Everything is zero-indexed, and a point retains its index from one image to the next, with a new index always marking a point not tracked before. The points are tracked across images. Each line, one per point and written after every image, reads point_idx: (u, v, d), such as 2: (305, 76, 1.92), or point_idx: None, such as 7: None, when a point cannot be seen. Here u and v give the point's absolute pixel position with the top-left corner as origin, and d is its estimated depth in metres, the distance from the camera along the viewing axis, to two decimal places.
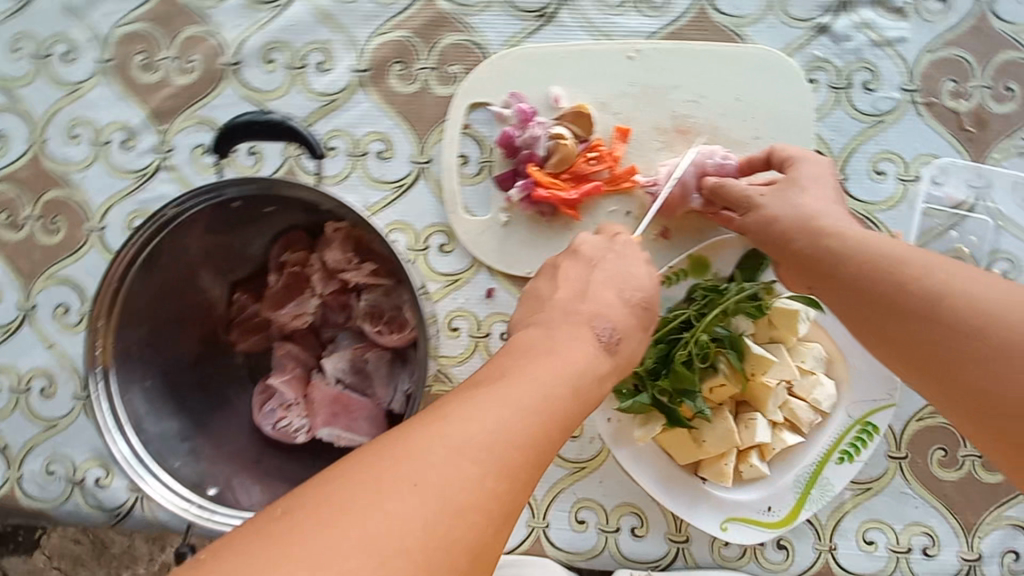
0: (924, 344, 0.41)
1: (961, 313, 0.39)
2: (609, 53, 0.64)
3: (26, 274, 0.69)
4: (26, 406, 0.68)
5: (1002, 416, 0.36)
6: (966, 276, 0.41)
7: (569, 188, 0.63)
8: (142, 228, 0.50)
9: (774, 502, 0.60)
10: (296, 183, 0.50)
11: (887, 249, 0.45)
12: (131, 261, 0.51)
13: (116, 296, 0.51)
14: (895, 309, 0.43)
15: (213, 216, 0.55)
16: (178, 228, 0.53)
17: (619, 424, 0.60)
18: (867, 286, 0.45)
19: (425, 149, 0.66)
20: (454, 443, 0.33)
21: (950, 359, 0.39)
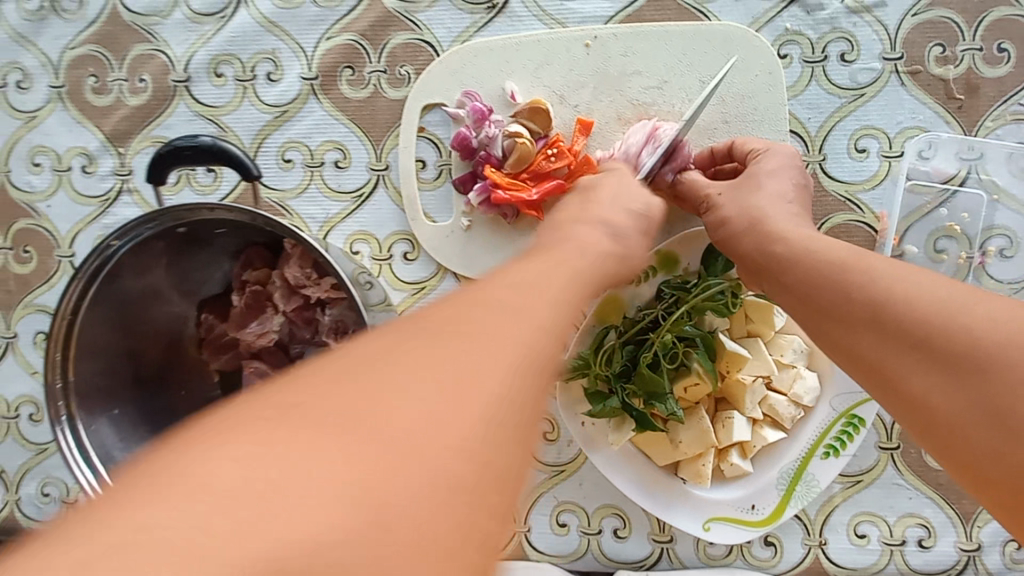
0: (871, 356, 0.37)
1: (900, 318, 0.36)
2: (565, 42, 0.61)
3: (4, 304, 0.70)
4: (17, 432, 0.69)
5: (958, 439, 0.32)
6: (910, 277, 0.38)
7: (530, 187, 0.60)
8: (86, 262, 0.50)
9: (757, 500, 0.58)
10: (234, 207, 0.49)
11: (830, 251, 0.43)
12: (83, 293, 0.51)
13: (71, 330, 0.51)
14: (836, 316, 0.40)
15: (165, 242, 0.54)
16: (129, 258, 0.53)
17: (593, 429, 0.59)
18: (810, 292, 0.42)
19: (382, 155, 0.65)
20: (465, 372, 0.25)
21: (897, 370, 0.36)
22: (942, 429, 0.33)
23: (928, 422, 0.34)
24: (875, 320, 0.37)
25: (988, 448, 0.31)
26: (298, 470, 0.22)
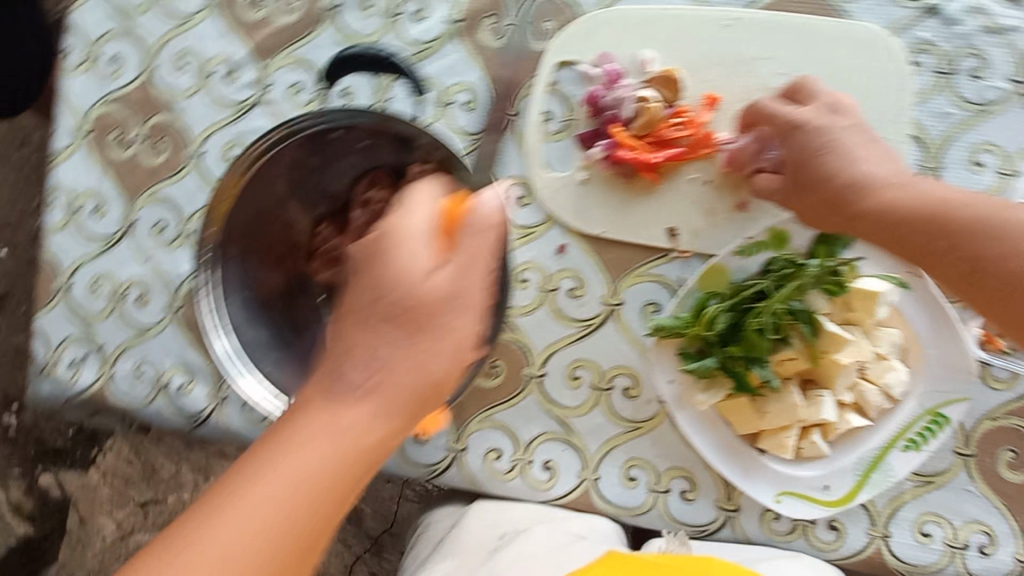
0: (948, 262, 0.49)
1: (986, 240, 0.47)
2: (705, 20, 0.64)
3: (130, 191, 0.74)
4: (123, 311, 0.74)
5: None
6: (969, 205, 0.49)
7: (650, 151, 0.62)
8: (249, 150, 0.57)
9: (831, 481, 0.60)
10: (391, 116, 0.54)
11: (968, 209, 0.49)
12: (238, 179, 0.59)
13: (221, 208, 0.60)
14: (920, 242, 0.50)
15: (314, 144, 0.60)
16: (283, 153, 0.60)
17: (682, 387, 0.61)
18: (896, 223, 0.51)
19: (510, 103, 0.67)
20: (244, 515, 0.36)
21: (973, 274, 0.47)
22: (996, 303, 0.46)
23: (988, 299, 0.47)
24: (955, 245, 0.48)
25: None
26: (232, 531, 0.35)
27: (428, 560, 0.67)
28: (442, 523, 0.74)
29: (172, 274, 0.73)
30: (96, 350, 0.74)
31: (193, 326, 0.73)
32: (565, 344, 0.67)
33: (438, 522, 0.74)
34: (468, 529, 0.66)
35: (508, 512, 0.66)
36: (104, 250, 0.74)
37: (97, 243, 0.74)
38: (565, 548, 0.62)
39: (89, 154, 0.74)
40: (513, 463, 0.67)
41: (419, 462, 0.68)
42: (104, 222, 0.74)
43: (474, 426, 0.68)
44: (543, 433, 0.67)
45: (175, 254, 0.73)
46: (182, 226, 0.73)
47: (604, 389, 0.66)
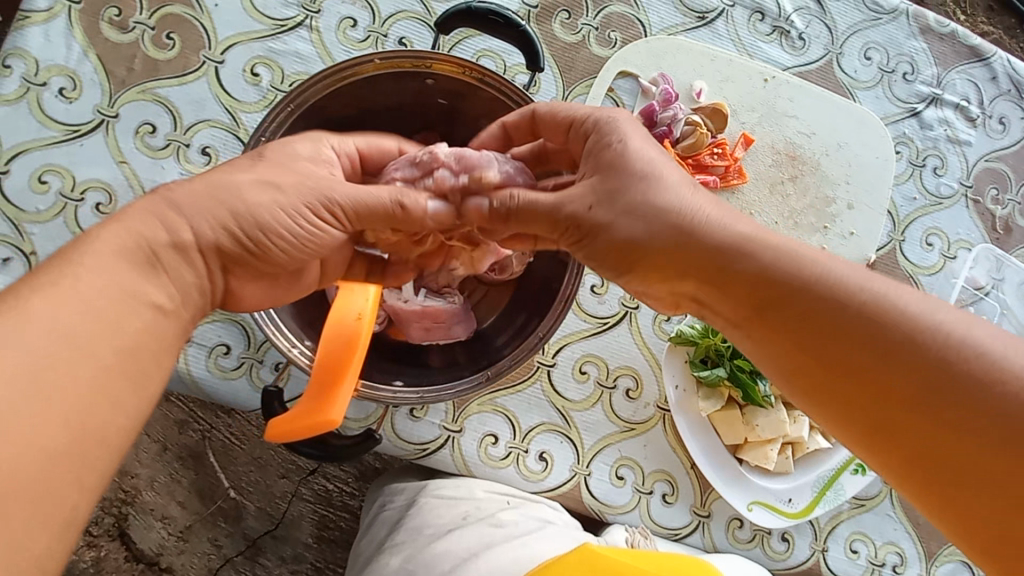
0: (835, 355, 0.36)
1: (837, 294, 0.36)
2: (750, 71, 0.72)
3: (117, 80, 0.63)
4: (73, 216, 0.61)
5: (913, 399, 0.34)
6: (810, 290, 0.36)
7: (691, 172, 0.67)
8: (343, 66, 0.50)
9: (794, 495, 0.67)
10: (510, 85, 0.52)
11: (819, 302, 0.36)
12: (314, 100, 0.51)
13: (285, 121, 0.50)
14: (846, 343, 0.35)
15: (398, 87, 0.55)
16: (365, 86, 0.53)
17: (684, 393, 0.66)
18: (867, 325, 0.35)
19: (568, 97, 0.68)
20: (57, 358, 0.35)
21: (872, 372, 0.35)
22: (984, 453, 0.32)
23: (914, 428, 0.34)
24: (904, 365, 0.34)
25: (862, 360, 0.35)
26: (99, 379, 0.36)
27: (383, 545, 0.60)
28: (398, 502, 0.65)
29: (150, 186, 0.62)
30: (23, 255, 0.59)
31: None
32: (578, 338, 0.68)
33: (393, 500, 0.65)
34: (431, 505, 0.61)
35: (477, 491, 0.63)
36: (66, 139, 0.61)
37: (57, 129, 0.61)
38: (533, 534, 0.59)
39: (74, 27, 0.63)
40: (509, 449, 0.65)
41: (409, 439, 0.64)
42: (74, 108, 0.62)
43: (474, 407, 0.65)
44: (542, 422, 0.66)
45: (161, 165, 0.63)
46: (177, 135, 0.63)
47: (608, 386, 0.68)
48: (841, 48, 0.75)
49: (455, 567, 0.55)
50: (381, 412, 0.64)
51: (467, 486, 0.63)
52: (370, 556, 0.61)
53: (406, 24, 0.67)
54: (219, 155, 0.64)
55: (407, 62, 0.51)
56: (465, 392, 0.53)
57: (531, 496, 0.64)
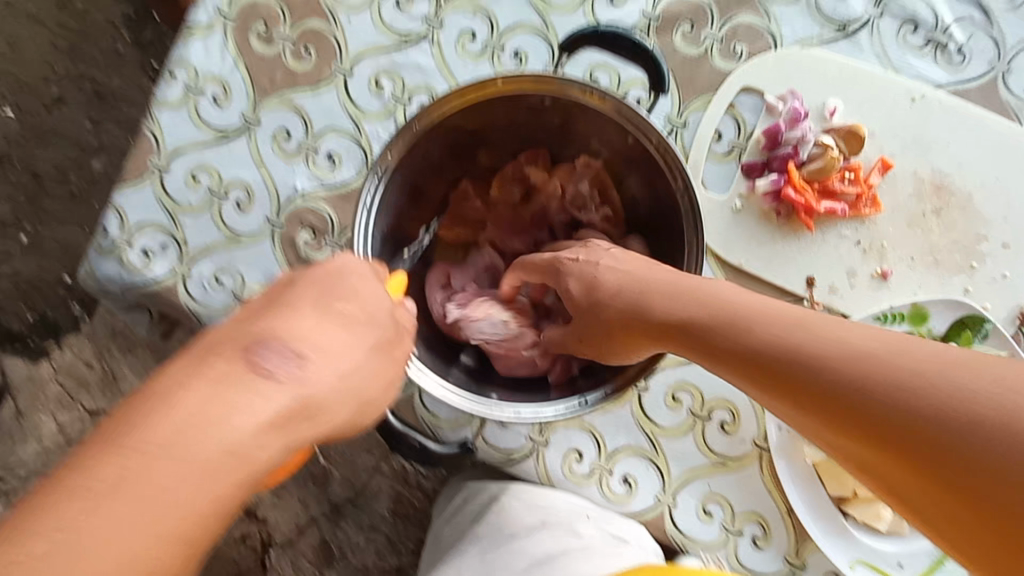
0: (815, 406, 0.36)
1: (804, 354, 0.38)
2: (895, 89, 0.65)
3: (261, 89, 0.69)
4: (218, 211, 0.68)
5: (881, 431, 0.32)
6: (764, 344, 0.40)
7: (816, 199, 0.63)
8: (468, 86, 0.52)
9: (906, 560, 0.61)
10: (630, 107, 0.51)
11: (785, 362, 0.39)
12: (437, 119, 0.54)
13: (410, 138, 0.54)
14: (815, 405, 0.36)
15: (517, 105, 0.56)
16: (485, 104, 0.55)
17: (788, 436, 0.63)
18: (823, 389, 0.35)
19: (684, 113, 0.65)
20: None
21: (845, 417, 0.34)
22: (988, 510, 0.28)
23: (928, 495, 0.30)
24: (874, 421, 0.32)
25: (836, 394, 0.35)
26: None
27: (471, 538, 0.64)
28: (480, 498, 0.67)
29: (283, 188, 0.68)
30: (176, 244, 0.68)
31: (289, 245, 0.67)
32: (674, 364, 0.65)
33: (476, 495, 0.68)
34: (511, 508, 0.63)
35: (560, 503, 0.63)
36: (216, 142, 0.69)
37: (208, 132, 0.69)
38: (608, 551, 0.59)
39: (228, 40, 0.69)
40: (593, 469, 0.65)
41: (496, 446, 0.66)
42: (223, 114, 0.69)
43: (562, 422, 0.66)
44: (628, 446, 0.65)
45: (293, 169, 0.68)
46: (308, 141, 0.68)
47: (702, 418, 0.65)
48: (1010, 65, 0.65)
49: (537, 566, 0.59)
50: (471, 418, 0.66)
51: (546, 496, 0.64)
52: (454, 545, 0.65)
53: (524, 37, 0.67)
54: (343, 161, 0.68)
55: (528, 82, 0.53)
56: (555, 419, 0.52)
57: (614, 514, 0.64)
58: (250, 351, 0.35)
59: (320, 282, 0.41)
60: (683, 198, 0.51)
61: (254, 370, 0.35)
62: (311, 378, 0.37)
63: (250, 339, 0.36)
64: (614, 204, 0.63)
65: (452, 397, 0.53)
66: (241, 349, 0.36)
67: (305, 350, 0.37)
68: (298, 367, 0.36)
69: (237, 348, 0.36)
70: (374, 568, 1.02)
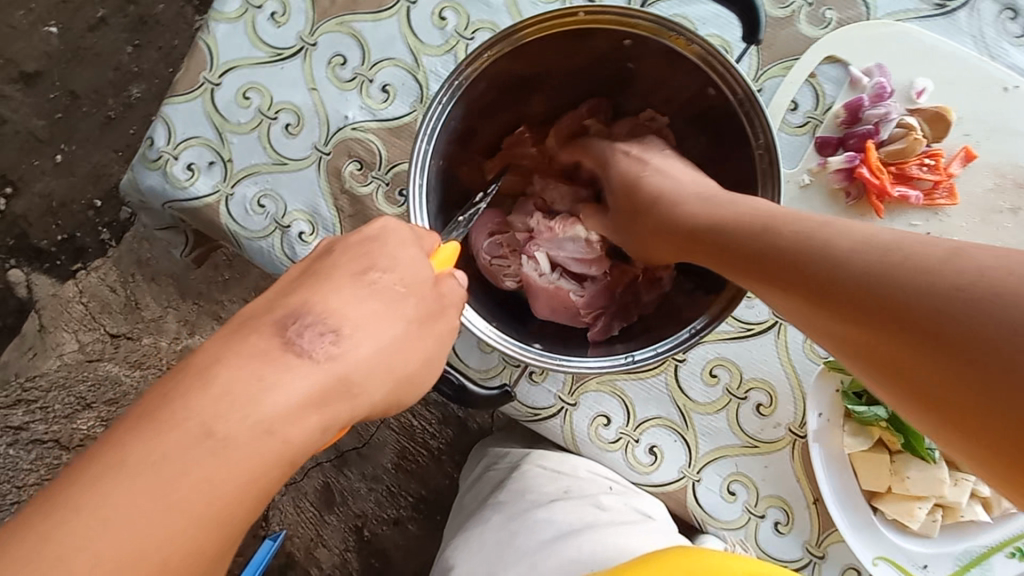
0: (801, 283, 0.38)
1: (799, 237, 0.39)
2: (990, 74, 0.60)
3: (320, 11, 0.66)
4: (266, 133, 0.66)
5: (872, 300, 0.33)
6: (761, 229, 0.42)
7: (890, 182, 0.59)
8: (549, 14, 0.50)
9: (932, 562, 0.59)
10: (717, 54, 0.48)
11: (779, 241, 0.41)
12: (509, 49, 0.52)
13: (481, 67, 0.52)
14: (835, 299, 0.35)
15: (593, 44, 0.54)
16: (561, 39, 0.53)
17: (827, 423, 0.61)
18: (845, 283, 0.35)
19: (760, 78, 0.62)
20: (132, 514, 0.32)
21: (837, 295, 0.35)
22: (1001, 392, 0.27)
23: (913, 352, 0.31)
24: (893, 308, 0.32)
25: (827, 272, 0.36)
26: None
27: (488, 501, 0.64)
28: (502, 465, 0.68)
29: (334, 115, 0.66)
30: (221, 161, 0.66)
31: (335, 175, 0.66)
32: (715, 339, 0.63)
33: (499, 462, 0.69)
34: (532, 474, 0.63)
35: (581, 471, 0.63)
36: (269, 61, 0.67)
37: (265, 51, 0.67)
38: (630, 525, 0.57)
39: None
40: (619, 435, 0.64)
41: (524, 402, 0.65)
42: (280, 33, 0.67)
43: (593, 384, 0.64)
44: (658, 416, 0.64)
45: (346, 97, 0.66)
46: (364, 70, 0.66)
47: (738, 397, 0.63)
48: None
49: (555, 537, 0.56)
50: (503, 370, 0.65)
51: (569, 462, 0.64)
52: (475, 513, 0.65)
53: None
54: (398, 94, 0.66)
55: (612, 19, 0.50)
56: (599, 371, 0.50)
57: (636, 489, 0.63)
58: (282, 326, 0.31)
59: (357, 247, 0.37)
60: (761, 159, 0.49)
61: (288, 346, 0.31)
62: (346, 356, 0.32)
63: (281, 313, 0.32)
64: None
65: (495, 338, 0.52)
66: (276, 322, 0.32)
67: (342, 318, 0.33)
68: (332, 344, 0.32)
69: (271, 322, 0.32)
70: (372, 516, 1.03)
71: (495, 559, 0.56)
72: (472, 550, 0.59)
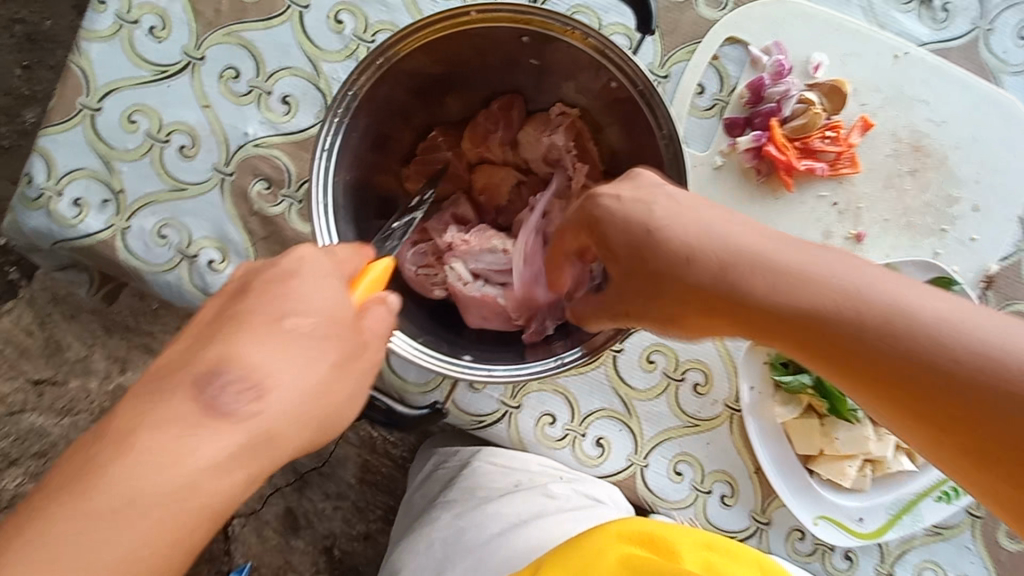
0: (838, 353, 0.33)
1: (832, 295, 0.34)
2: (880, 44, 0.63)
3: (205, 21, 0.62)
4: (159, 158, 0.61)
5: (927, 391, 0.31)
6: (777, 281, 0.35)
7: (797, 156, 0.61)
8: (441, 15, 0.48)
9: (867, 515, 0.63)
10: (613, 45, 0.48)
11: (807, 300, 0.34)
12: (404, 53, 0.50)
13: (376, 74, 0.49)
14: (847, 359, 0.33)
15: (493, 42, 0.53)
16: (458, 39, 0.51)
17: (760, 396, 0.63)
18: (812, 330, 0.34)
19: (666, 64, 0.62)
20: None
21: (880, 377, 0.32)
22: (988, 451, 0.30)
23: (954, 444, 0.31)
24: (895, 373, 0.32)
25: (872, 346, 0.32)
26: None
27: (440, 501, 0.62)
28: (453, 463, 0.66)
29: (233, 132, 0.62)
30: (112, 193, 0.61)
31: (241, 196, 0.62)
32: None
33: (449, 460, 0.67)
34: (483, 470, 0.62)
35: (531, 465, 0.62)
36: (154, 80, 0.61)
37: (147, 69, 0.61)
38: (583, 511, 0.58)
39: None
40: (565, 432, 0.64)
41: (466, 410, 0.63)
42: (162, 48, 0.62)
43: (534, 385, 0.64)
44: (601, 408, 0.64)
45: (243, 112, 0.62)
46: (260, 82, 0.62)
47: (675, 379, 0.64)
48: (992, 24, 0.64)
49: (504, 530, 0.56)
50: (441, 381, 0.63)
51: (521, 458, 0.63)
52: (425, 511, 0.63)
53: None
54: (300, 105, 0.62)
55: (506, 15, 0.49)
56: (527, 379, 0.50)
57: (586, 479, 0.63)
58: (202, 384, 0.32)
59: (238, 294, 0.37)
60: (668, 149, 0.49)
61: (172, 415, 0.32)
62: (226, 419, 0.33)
63: (199, 369, 0.33)
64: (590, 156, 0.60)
65: (420, 354, 0.51)
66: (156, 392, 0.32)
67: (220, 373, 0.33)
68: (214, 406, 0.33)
69: (189, 379, 0.33)
70: (341, 534, 1.00)
71: (445, 557, 0.56)
72: (420, 550, 0.58)
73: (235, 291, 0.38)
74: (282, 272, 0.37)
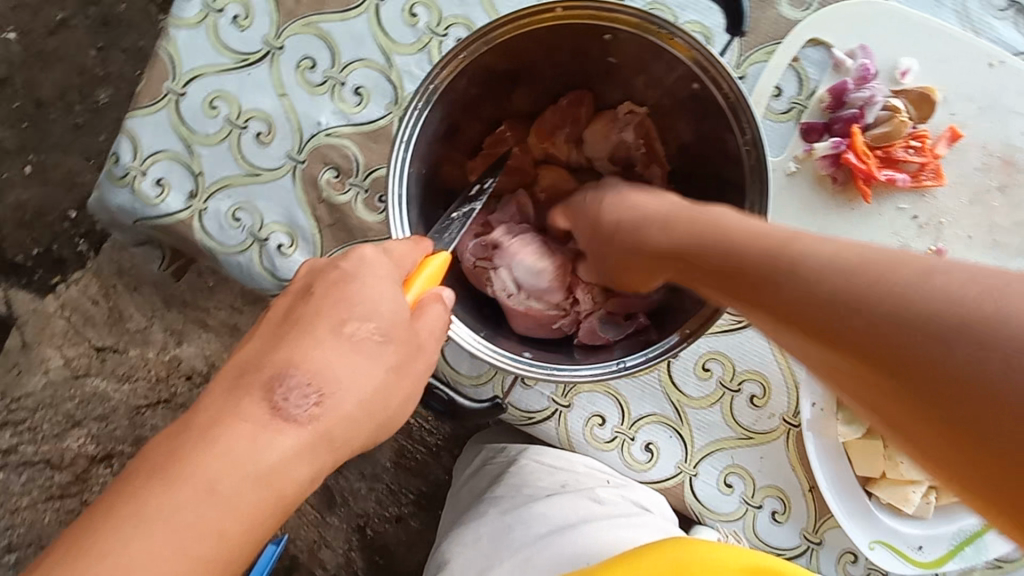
0: (891, 375, 0.25)
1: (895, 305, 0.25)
2: (976, 49, 0.59)
3: (285, 12, 0.64)
4: (237, 142, 0.64)
5: (952, 411, 0.23)
6: (831, 283, 0.28)
7: (877, 166, 0.58)
8: (525, 10, 0.48)
9: (927, 543, 0.60)
10: (701, 46, 0.47)
11: (847, 301, 0.27)
12: (487, 47, 0.50)
13: (457, 67, 0.50)
14: (908, 384, 0.24)
15: (572, 39, 0.52)
16: (538, 35, 0.51)
17: (821, 412, 0.61)
18: (852, 341, 0.26)
19: (742, 65, 0.60)
20: None
21: (934, 404, 0.23)
22: (977, 460, 0.22)
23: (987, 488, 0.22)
24: (871, 351, 0.26)
25: (925, 356, 0.24)
26: None
27: (485, 495, 0.63)
28: (499, 459, 0.67)
29: (306, 120, 0.64)
30: (192, 175, 0.64)
31: (311, 184, 0.64)
32: (709, 332, 0.63)
33: (495, 456, 0.67)
34: (530, 469, 0.62)
35: (578, 466, 0.62)
36: (235, 68, 0.64)
37: (229, 57, 0.64)
38: (630, 518, 0.57)
39: None
40: (615, 434, 0.64)
41: (518, 406, 0.64)
42: (244, 37, 0.64)
43: (587, 385, 0.64)
44: (653, 413, 0.63)
45: (317, 101, 0.64)
46: (335, 72, 0.64)
47: (731, 389, 0.63)
48: None
49: (550, 532, 0.56)
50: (495, 375, 0.64)
51: (564, 459, 0.63)
52: (471, 506, 0.64)
53: None
54: (371, 96, 0.64)
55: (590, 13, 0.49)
56: (589, 380, 0.49)
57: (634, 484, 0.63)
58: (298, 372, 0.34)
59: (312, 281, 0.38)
60: (749, 155, 0.48)
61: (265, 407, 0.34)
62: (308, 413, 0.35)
63: (269, 372, 0.35)
64: (658, 158, 0.60)
65: (481, 349, 0.51)
66: (251, 378, 0.35)
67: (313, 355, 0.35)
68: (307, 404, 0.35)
69: (262, 382, 0.35)
70: (375, 515, 1.03)
71: (490, 552, 0.56)
72: (466, 542, 0.59)
73: (316, 272, 0.39)
74: (354, 268, 0.39)
